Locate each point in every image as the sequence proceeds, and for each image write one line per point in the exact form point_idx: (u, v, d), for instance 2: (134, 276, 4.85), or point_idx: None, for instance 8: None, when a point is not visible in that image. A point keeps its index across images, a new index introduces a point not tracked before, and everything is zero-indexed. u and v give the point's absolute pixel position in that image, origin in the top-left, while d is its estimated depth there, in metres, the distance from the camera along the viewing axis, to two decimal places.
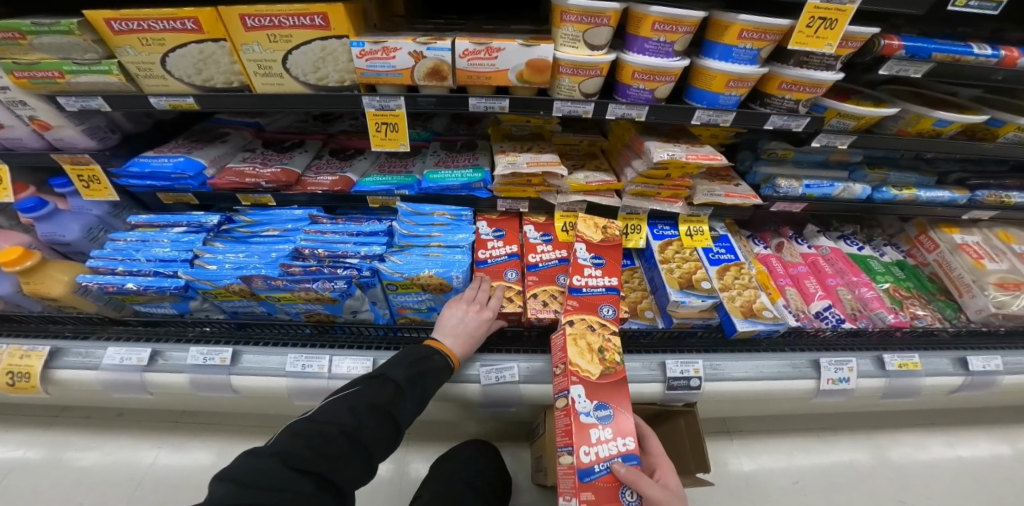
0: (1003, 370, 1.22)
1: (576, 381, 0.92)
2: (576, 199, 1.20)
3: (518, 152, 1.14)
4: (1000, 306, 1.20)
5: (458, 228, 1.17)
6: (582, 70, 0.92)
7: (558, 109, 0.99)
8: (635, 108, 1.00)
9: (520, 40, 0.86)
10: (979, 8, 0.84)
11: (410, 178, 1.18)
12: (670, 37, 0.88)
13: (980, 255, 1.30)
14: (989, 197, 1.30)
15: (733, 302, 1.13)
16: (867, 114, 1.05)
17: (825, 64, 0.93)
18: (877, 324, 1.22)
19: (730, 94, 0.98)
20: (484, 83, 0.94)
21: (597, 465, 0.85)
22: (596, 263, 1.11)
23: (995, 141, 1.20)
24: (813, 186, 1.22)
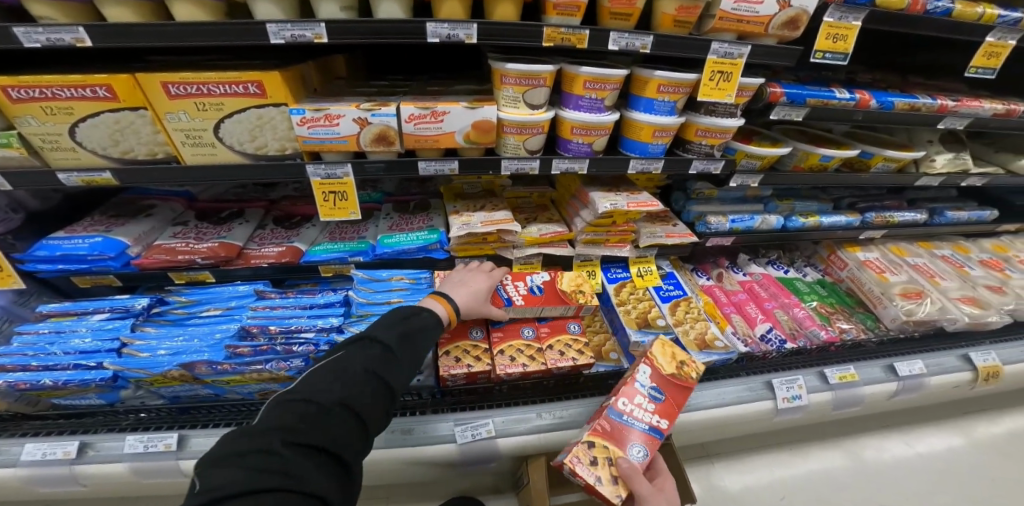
0: (926, 372, 1.33)
1: (550, 276, 1.21)
2: (532, 252, 1.23)
3: (472, 211, 1.16)
4: (906, 314, 1.35)
5: (418, 293, 1.12)
6: (527, 129, 0.98)
7: (506, 167, 1.03)
8: (578, 162, 1.07)
9: (464, 104, 0.90)
10: (833, 58, 1.01)
11: (364, 244, 1.16)
12: (600, 94, 0.97)
13: (882, 269, 1.48)
14: (876, 218, 1.50)
15: (688, 336, 1.20)
16: (771, 154, 1.19)
17: (731, 110, 1.07)
18: (814, 341, 1.32)
19: (658, 143, 1.07)
20: (431, 145, 0.96)
21: (500, 286, 1.15)
22: (653, 399, 0.97)
23: (869, 171, 1.40)
24: (738, 221, 1.34)
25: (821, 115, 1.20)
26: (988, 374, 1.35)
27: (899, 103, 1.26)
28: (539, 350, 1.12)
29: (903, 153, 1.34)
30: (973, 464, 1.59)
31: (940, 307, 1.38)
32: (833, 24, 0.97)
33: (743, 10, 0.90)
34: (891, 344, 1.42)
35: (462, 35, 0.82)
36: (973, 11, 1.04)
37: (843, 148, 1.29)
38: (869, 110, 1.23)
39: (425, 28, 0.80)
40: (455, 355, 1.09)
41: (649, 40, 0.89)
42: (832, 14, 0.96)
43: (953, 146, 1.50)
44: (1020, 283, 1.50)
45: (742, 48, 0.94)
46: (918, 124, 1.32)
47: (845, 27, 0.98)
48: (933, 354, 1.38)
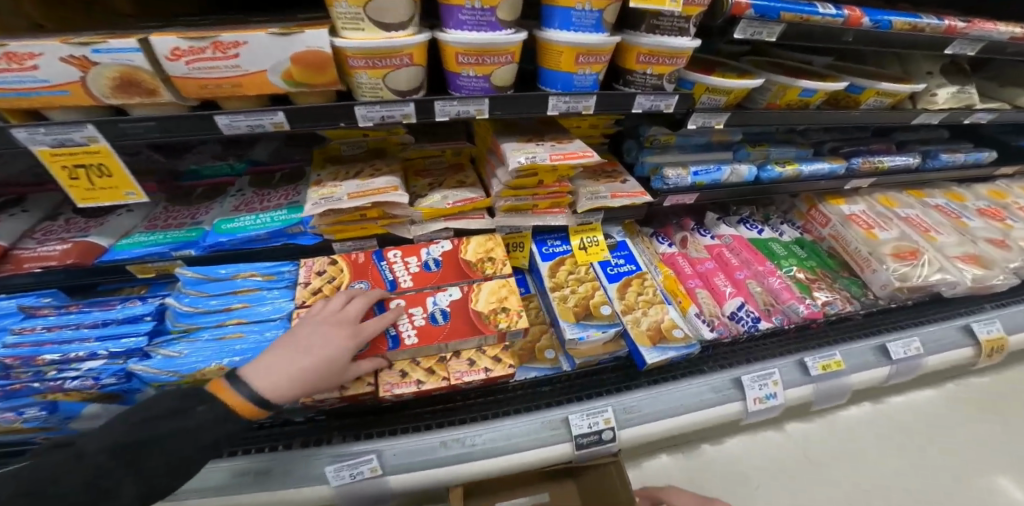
0: (924, 351, 1.13)
1: (453, 244, 0.95)
2: (438, 227, 0.94)
3: (340, 181, 0.85)
4: (898, 278, 1.13)
5: (271, 294, 0.84)
6: (380, 60, 0.64)
7: (365, 116, 0.71)
8: (471, 103, 0.75)
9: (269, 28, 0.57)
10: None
11: (194, 233, 0.85)
12: (489, 2, 0.63)
13: (870, 224, 1.25)
14: (864, 164, 1.24)
15: (639, 326, 0.94)
16: (739, 88, 0.91)
17: (683, 26, 0.75)
18: (791, 318, 1.10)
19: (584, 73, 0.77)
20: (236, 91, 0.62)
21: (387, 262, 0.91)
22: (429, 319, 0.85)
23: (859, 108, 1.13)
24: (701, 173, 1.06)
25: (800, 37, 0.92)
26: (993, 348, 1.17)
27: (897, 22, 0.98)
28: (440, 360, 0.87)
29: (900, 86, 1.08)
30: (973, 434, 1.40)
31: (937, 267, 1.16)
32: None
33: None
34: (885, 317, 1.21)
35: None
36: None
37: (828, 80, 1.01)
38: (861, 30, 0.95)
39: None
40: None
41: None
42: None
43: (956, 78, 1.24)
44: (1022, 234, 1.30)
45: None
46: (921, 50, 1.05)
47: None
48: (930, 327, 1.18)
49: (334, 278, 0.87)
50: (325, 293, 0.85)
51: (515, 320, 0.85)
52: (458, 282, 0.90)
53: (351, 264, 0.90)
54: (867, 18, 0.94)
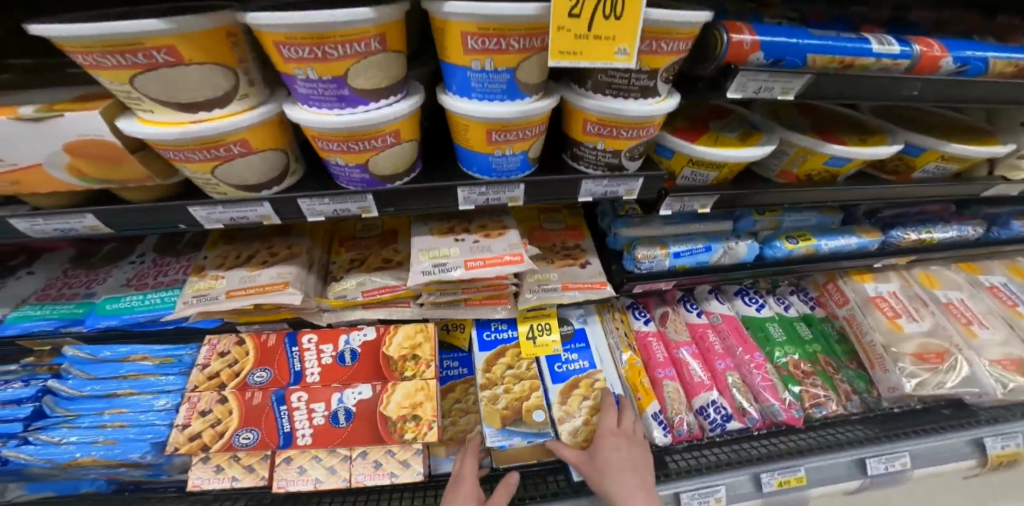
0: (911, 466, 0.95)
1: (378, 332, 0.88)
2: (355, 314, 0.85)
3: (228, 267, 0.75)
4: (914, 386, 0.95)
5: (162, 380, 0.77)
6: (201, 151, 0.50)
7: (206, 218, 0.58)
8: (348, 202, 0.60)
9: (14, 113, 0.45)
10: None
11: (83, 308, 0.77)
12: (323, 70, 0.46)
13: (896, 311, 1.05)
14: (905, 237, 1.07)
15: (575, 438, 0.83)
16: (734, 159, 0.68)
17: (640, 85, 0.54)
18: (768, 418, 0.96)
19: (502, 153, 0.58)
20: (26, 189, 0.52)
21: (298, 348, 0.83)
22: (329, 419, 0.77)
23: (907, 176, 0.88)
24: (684, 255, 0.91)
25: (828, 97, 0.64)
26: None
27: (994, 60, 0.71)
28: (347, 459, 0.77)
29: (977, 147, 0.80)
30: None
31: (968, 378, 0.97)
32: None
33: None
34: (882, 417, 1.01)
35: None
36: None
37: (870, 143, 0.77)
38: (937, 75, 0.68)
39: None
40: (216, 463, 0.73)
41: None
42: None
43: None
44: None
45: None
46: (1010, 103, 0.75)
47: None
48: (930, 436, 0.98)
49: (235, 362, 0.80)
50: (219, 380, 0.78)
51: (424, 432, 0.77)
52: (371, 380, 0.82)
53: (259, 348, 0.82)
54: (949, 56, 0.68)
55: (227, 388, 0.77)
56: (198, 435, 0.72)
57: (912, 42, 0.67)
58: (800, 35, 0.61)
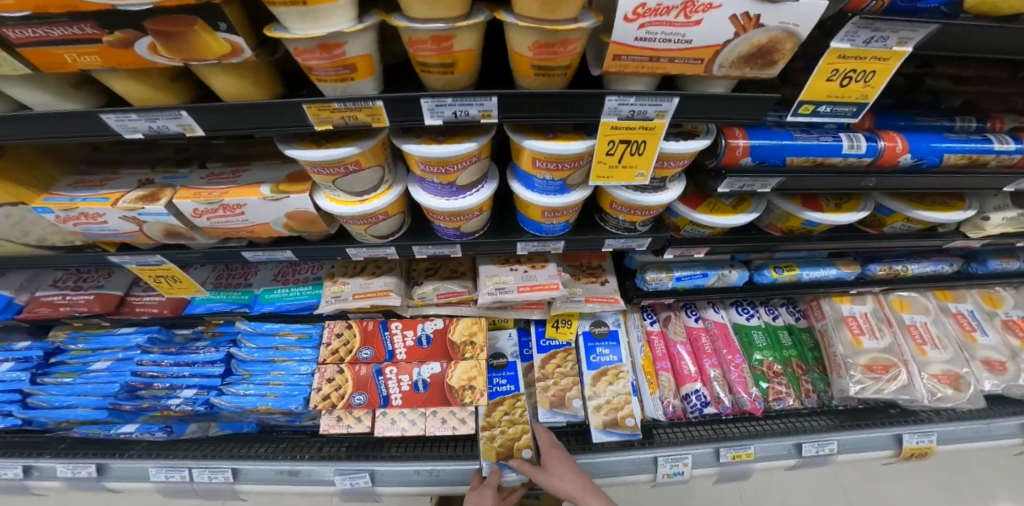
0: (836, 451, 1.19)
1: (445, 322, 1.17)
2: (430, 310, 1.18)
3: (349, 276, 1.12)
4: (857, 391, 1.18)
5: (303, 352, 1.13)
6: (367, 219, 0.82)
7: (357, 253, 0.92)
8: (446, 246, 0.93)
9: (261, 194, 0.74)
10: (833, 115, 0.64)
11: (247, 296, 1.14)
12: (445, 177, 0.75)
13: (862, 330, 1.26)
14: (880, 271, 1.25)
15: (599, 413, 1.14)
16: (724, 226, 0.92)
17: (655, 184, 0.80)
18: (737, 407, 1.23)
19: (551, 222, 0.89)
20: (253, 233, 0.85)
21: (390, 332, 1.15)
22: (412, 387, 1.10)
23: (881, 230, 1.05)
24: (685, 279, 1.20)
25: (801, 186, 0.81)
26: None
27: (953, 156, 0.79)
28: (421, 415, 1.10)
29: (943, 216, 0.95)
30: None
31: (903, 386, 1.18)
32: (851, 52, 0.54)
33: (656, 41, 0.51)
34: (826, 411, 1.26)
35: (175, 126, 0.59)
36: None
37: (842, 211, 0.94)
38: (896, 170, 0.79)
39: (105, 120, 0.57)
40: (337, 414, 1.07)
41: (492, 104, 0.60)
42: (848, 36, 0.53)
43: None
44: None
45: (662, 103, 0.61)
46: (977, 187, 0.87)
47: (881, 58, 0.56)
48: (865, 430, 1.20)
49: (347, 342, 1.13)
50: (337, 354, 1.12)
51: (478, 397, 1.09)
52: (440, 361, 1.13)
53: (362, 330, 1.15)
54: (909, 154, 0.77)
55: (344, 361, 1.11)
56: (327, 396, 1.08)
57: (878, 136, 0.76)
58: (784, 138, 0.74)
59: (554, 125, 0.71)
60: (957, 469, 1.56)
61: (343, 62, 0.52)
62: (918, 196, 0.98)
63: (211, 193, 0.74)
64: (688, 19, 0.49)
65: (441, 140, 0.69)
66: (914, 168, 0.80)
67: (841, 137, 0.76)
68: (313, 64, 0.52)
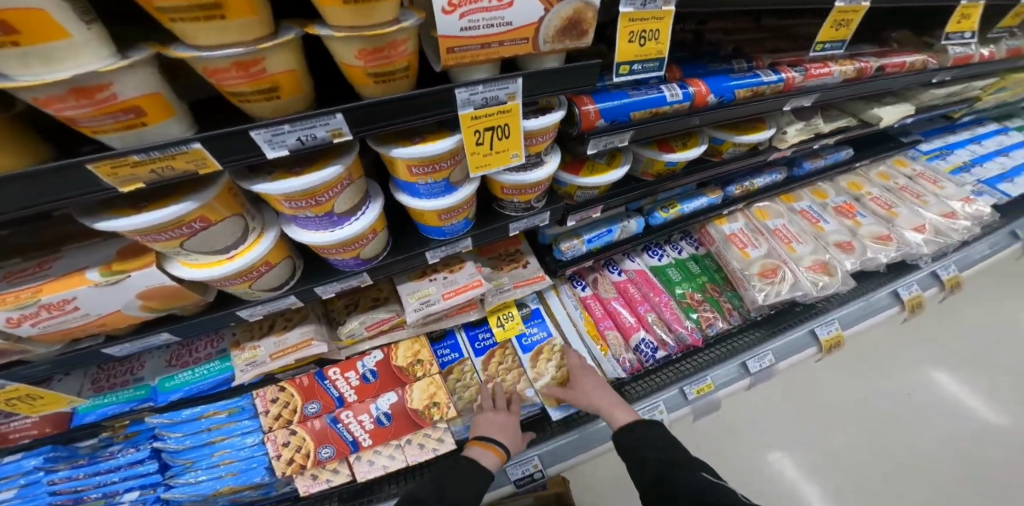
0: (775, 360, 1.37)
1: (385, 352, 1.11)
2: (367, 345, 1.10)
3: (258, 337, 1.01)
4: (765, 297, 1.36)
5: (241, 428, 1.01)
6: (247, 274, 0.75)
7: (252, 313, 0.84)
8: (353, 277, 0.90)
9: (90, 282, 0.63)
10: (644, 71, 0.71)
11: (144, 390, 0.96)
12: (319, 208, 0.71)
13: (746, 243, 1.45)
14: (738, 190, 1.44)
15: (547, 391, 1.19)
16: (605, 183, 1.00)
17: (535, 160, 0.85)
18: (680, 343, 1.34)
19: (450, 222, 0.89)
20: (105, 326, 0.72)
21: (330, 381, 1.05)
22: (376, 423, 1.04)
23: (721, 156, 1.19)
24: (595, 239, 1.28)
25: (648, 135, 0.89)
26: (912, 305, 1.51)
27: (742, 91, 0.92)
28: (397, 446, 1.06)
29: (752, 137, 1.11)
30: (893, 409, 1.79)
31: (793, 283, 1.38)
32: (636, 15, 0.62)
33: (481, 28, 0.54)
34: (749, 325, 1.43)
35: None
36: None
37: (689, 147, 1.06)
38: (710, 108, 0.91)
39: None
40: (311, 473, 1.01)
41: (338, 121, 0.59)
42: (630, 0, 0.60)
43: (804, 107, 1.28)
44: (868, 231, 1.52)
45: (510, 86, 0.65)
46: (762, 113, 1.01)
47: (658, 18, 0.64)
48: (786, 334, 1.41)
49: (288, 403, 1.03)
50: (283, 417, 1.02)
51: (447, 411, 1.07)
52: (397, 389, 1.08)
53: (298, 387, 1.04)
54: (713, 94, 0.89)
55: (293, 422, 1.02)
56: (292, 459, 0.99)
57: (687, 84, 0.87)
58: (622, 97, 0.81)
59: (420, 129, 0.71)
60: (862, 350, 1.92)
61: (119, 105, 0.45)
62: (734, 124, 1.14)
63: (19, 296, 0.60)
64: (501, 3, 0.53)
65: (297, 171, 0.65)
66: (720, 105, 0.92)
67: (662, 89, 0.85)
68: (73, 115, 0.44)
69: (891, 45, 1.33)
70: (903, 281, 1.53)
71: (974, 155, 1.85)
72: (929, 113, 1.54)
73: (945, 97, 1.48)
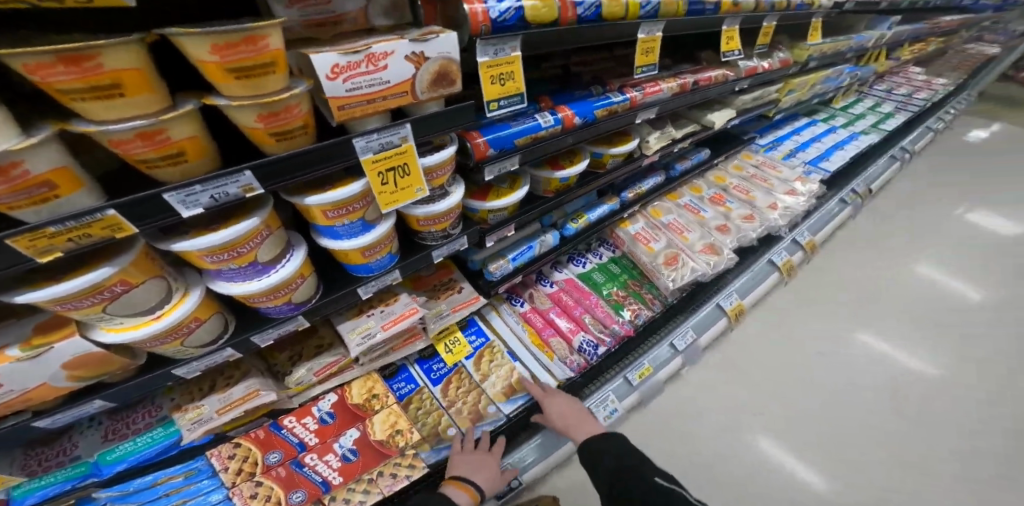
0: (696, 336, 1.60)
1: (339, 393, 1.16)
2: (319, 389, 1.14)
3: (201, 398, 1.00)
4: (674, 282, 1.58)
5: (201, 487, 0.99)
6: (175, 332, 0.78)
7: (188, 370, 0.87)
8: (287, 322, 0.96)
9: (10, 358, 0.63)
10: (509, 105, 0.89)
11: (85, 464, 0.90)
12: (241, 259, 0.78)
13: (649, 239, 1.68)
14: (630, 196, 1.67)
15: (495, 388, 1.30)
16: (512, 203, 1.16)
17: (440, 192, 0.99)
18: (616, 336, 1.49)
19: (375, 258, 0.99)
20: (29, 401, 0.71)
21: (287, 428, 1.07)
22: (343, 459, 1.06)
23: (605, 168, 1.42)
24: (518, 257, 1.43)
25: (535, 155, 1.08)
26: (787, 269, 1.83)
27: (603, 111, 1.15)
28: (370, 480, 1.08)
29: (623, 148, 1.35)
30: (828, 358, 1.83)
31: (693, 266, 1.61)
32: (491, 61, 0.81)
33: (364, 87, 0.69)
34: (669, 310, 1.62)
35: None
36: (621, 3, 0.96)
37: (576, 162, 1.27)
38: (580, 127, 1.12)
39: None
40: None
41: (247, 177, 0.68)
42: (484, 52, 0.80)
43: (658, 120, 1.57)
44: (737, 214, 1.82)
45: (401, 131, 0.79)
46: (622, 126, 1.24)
47: (509, 62, 0.84)
48: (697, 313, 1.65)
49: (247, 457, 1.02)
50: (246, 470, 1.01)
51: (411, 436, 1.11)
52: (359, 423, 1.11)
53: (255, 441, 1.03)
54: (578, 116, 1.10)
55: (256, 474, 1.01)
56: None
57: (556, 111, 1.08)
58: (503, 128, 0.99)
59: (329, 178, 0.82)
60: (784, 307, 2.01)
61: (32, 181, 0.50)
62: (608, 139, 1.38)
63: None
64: (377, 67, 0.68)
65: (215, 228, 0.72)
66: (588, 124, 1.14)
67: (537, 117, 1.05)
68: None
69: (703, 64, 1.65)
70: (774, 251, 1.88)
71: (797, 144, 2.36)
72: (746, 114, 1.93)
73: (752, 101, 1.86)
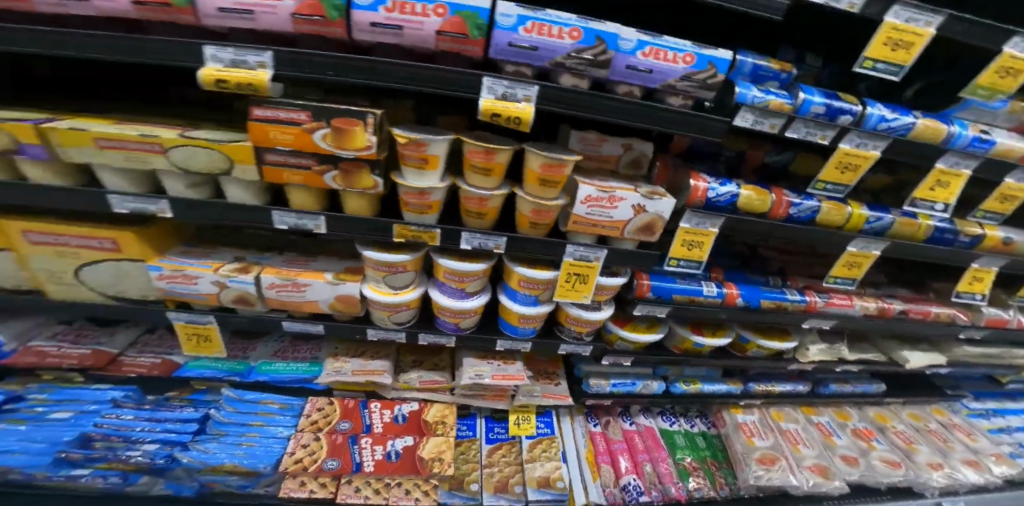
0: None
1: (419, 406, 1.35)
2: (415, 396, 1.37)
3: (349, 357, 1.35)
4: (757, 480, 1.44)
5: (281, 420, 1.24)
6: (391, 306, 1.08)
7: (372, 333, 1.16)
8: (443, 335, 1.20)
9: (328, 277, 1.02)
10: (687, 266, 1.06)
11: (242, 366, 1.30)
12: (461, 284, 1.07)
13: (752, 433, 1.58)
14: (757, 388, 1.69)
15: (534, 473, 1.29)
16: (642, 341, 1.30)
17: (596, 305, 1.18)
18: (665, 496, 1.40)
19: (524, 326, 1.20)
20: (292, 307, 1.07)
21: (368, 410, 1.29)
22: (384, 455, 1.20)
23: (746, 354, 1.46)
24: (619, 385, 1.52)
25: (685, 313, 1.20)
26: None
27: (765, 302, 1.23)
28: (386, 485, 1.21)
29: (778, 343, 1.38)
30: None
31: (788, 475, 1.47)
32: (691, 230, 1.00)
33: (595, 215, 0.92)
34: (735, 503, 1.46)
35: (310, 223, 0.93)
36: (842, 214, 1.07)
37: (716, 336, 1.35)
38: (735, 307, 1.21)
39: (272, 214, 0.91)
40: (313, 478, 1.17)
41: (503, 241, 0.97)
42: (688, 219, 0.99)
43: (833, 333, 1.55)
44: (879, 455, 1.60)
45: (598, 252, 1.01)
46: (787, 323, 1.29)
47: (703, 235, 1.01)
48: None
49: (327, 415, 1.26)
50: (309, 427, 1.23)
51: (445, 470, 1.19)
52: (409, 437, 1.26)
53: (344, 408, 1.29)
54: (740, 296, 1.20)
55: (321, 431, 1.23)
56: (299, 460, 1.16)
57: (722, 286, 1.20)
58: (671, 280, 1.16)
59: (536, 261, 1.10)
60: None
61: (428, 203, 0.88)
62: (762, 330, 1.43)
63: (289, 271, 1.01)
64: (610, 205, 0.91)
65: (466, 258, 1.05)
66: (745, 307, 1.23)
67: (702, 284, 1.19)
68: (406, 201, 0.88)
69: (930, 292, 1.54)
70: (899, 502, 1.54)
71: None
72: (967, 365, 1.73)
73: (984, 354, 1.72)
